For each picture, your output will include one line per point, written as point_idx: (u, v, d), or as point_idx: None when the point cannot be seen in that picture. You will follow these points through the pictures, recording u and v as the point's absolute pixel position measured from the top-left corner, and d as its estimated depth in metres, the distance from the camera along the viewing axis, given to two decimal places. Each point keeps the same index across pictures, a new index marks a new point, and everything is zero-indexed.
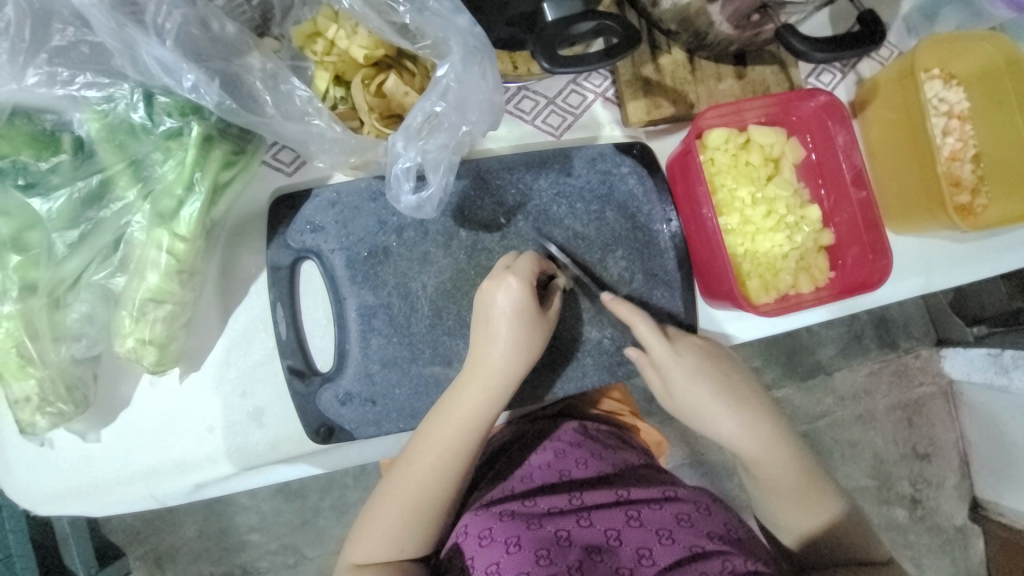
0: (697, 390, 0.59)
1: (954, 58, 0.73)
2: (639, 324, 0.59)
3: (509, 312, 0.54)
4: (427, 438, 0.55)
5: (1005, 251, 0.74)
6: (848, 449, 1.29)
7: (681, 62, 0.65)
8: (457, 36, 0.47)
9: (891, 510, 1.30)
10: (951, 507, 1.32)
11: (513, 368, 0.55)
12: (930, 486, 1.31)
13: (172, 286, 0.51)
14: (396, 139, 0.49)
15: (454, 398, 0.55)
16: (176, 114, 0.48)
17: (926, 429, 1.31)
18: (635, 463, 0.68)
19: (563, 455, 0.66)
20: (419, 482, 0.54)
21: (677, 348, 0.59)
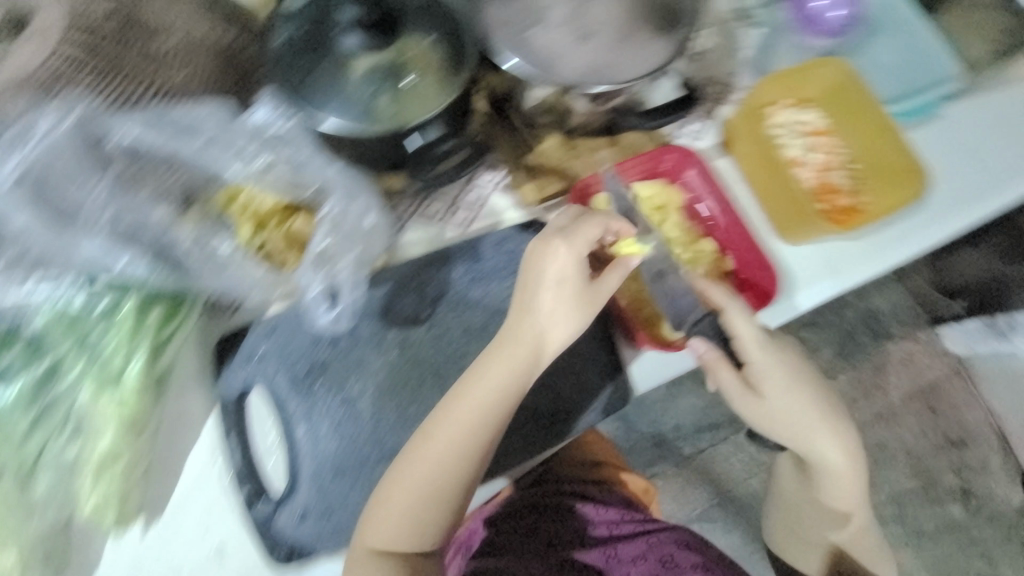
0: (809, 421, 0.67)
1: (802, 84, 0.79)
2: (737, 326, 0.64)
3: (553, 281, 0.57)
4: (439, 426, 0.57)
5: (899, 240, 0.79)
6: (878, 452, 1.36)
7: (558, 145, 0.74)
8: (332, 182, 0.60)
9: (945, 507, 1.35)
10: (1005, 490, 1.36)
11: (528, 346, 0.58)
12: (976, 472, 1.36)
13: (125, 443, 0.56)
14: (301, 277, 0.62)
15: (470, 385, 0.57)
16: (113, 291, 0.55)
17: (951, 413, 1.37)
18: (622, 508, 0.84)
19: (552, 515, 0.81)
20: (439, 460, 0.55)
21: (775, 352, 0.66)
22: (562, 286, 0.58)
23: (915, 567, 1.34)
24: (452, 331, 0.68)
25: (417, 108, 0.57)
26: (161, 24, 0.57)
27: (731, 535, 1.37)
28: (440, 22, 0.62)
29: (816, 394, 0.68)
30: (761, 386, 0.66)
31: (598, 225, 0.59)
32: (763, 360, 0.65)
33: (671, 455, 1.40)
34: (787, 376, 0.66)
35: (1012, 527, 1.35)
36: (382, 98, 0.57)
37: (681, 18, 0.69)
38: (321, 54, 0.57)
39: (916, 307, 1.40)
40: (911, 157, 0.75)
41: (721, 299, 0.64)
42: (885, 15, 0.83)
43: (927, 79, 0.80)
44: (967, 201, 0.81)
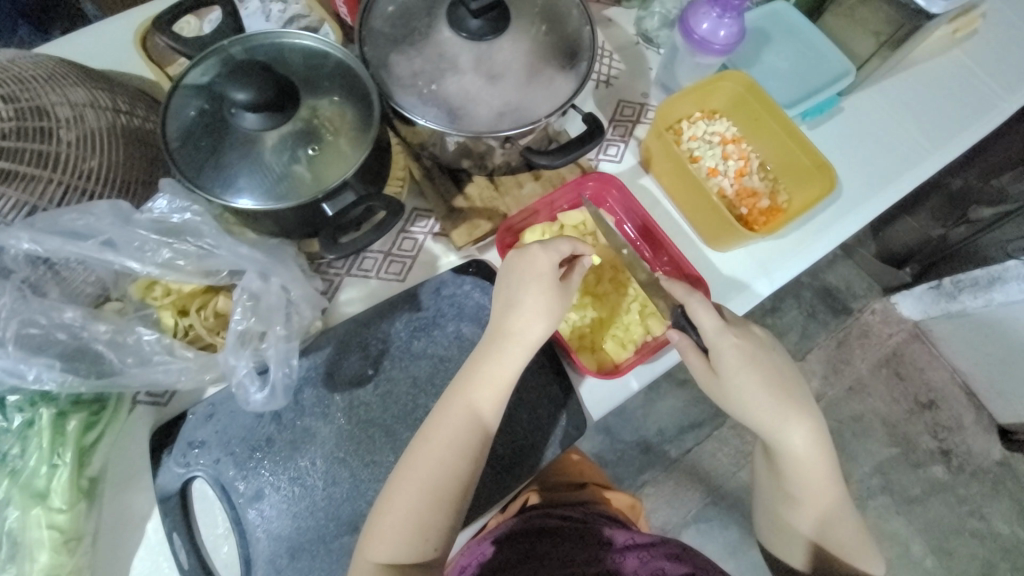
0: (770, 401, 0.64)
1: (710, 97, 0.85)
2: (698, 316, 0.63)
3: (533, 278, 0.61)
4: (438, 427, 0.58)
5: (823, 231, 0.82)
6: (856, 425, 1.39)
7: (484, 185, 0.77)
8: (242, 261, 0.59)
9: (928, 470, 1.38)
10: (983, 443, 1.40)
11: (520, 339, 0.60)
12: (951, 431, 1.41)
13: (60, 559, 0.53)
14: (225, 356, 0.58)
15: (464, 385, 0.59)
16: (27, 406, 0.54)
17: (918, 376, 1.43)
18: (613, 525, 0.77)
19: (543, 536, 0.74)
20: (439, 461, 0.56)
21: (732, 337, 0.63)
22: (541, 284, 0.60)
23: (912, 535, 1.34)
24: (400, 385, 0.67)
25: (336, 168, 0.61)
26: (64, 119, 0.58)
27: (729, 532, 1.36)
28: (339, 81, 0.65)
29: (773, 376, 0.64)
30: (721, 368, 0.64)
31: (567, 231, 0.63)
32: (723, 344, 0.63)
33: (660, 460, 1.40)
34: (744, 359, 0.63)
35: (997, 480, 1.38)
36: (298, 165, 0.60)
37: (581, 52, 0.70)
38: (227, 135, 0.59)
39: (867, 280, 1.46)
40: (817, 154, 0.78)
41: (682, 293, 0.64)
42: (773, 25, 0.88)
43: (823, 79, 0.85)
44: (884, 182, 0.85)
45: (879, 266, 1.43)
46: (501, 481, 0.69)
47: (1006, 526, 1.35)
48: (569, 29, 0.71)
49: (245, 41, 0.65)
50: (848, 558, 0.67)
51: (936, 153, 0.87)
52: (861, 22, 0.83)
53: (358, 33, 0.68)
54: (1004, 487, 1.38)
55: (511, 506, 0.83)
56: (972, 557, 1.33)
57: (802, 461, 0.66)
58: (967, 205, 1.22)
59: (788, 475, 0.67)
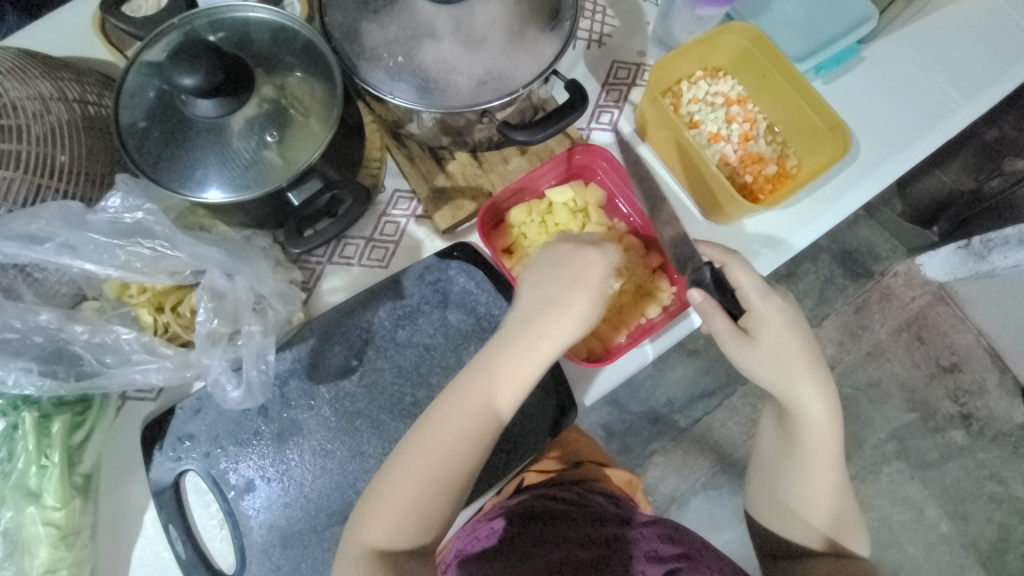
0: (799, 365, 0.60)
1: (712, 54, 0.78)
2: (736, 275, 0.61)
3: (579, 281, 0.57)
4: (453, 414, 0.53)
5: (835, 198, 0.76)
6: (872, 392, 1.35)
7: (467, 162, 0.73)
8: (211, 257, 0.58)
9: (947, 435, 1.34)
10: (1006, 407, 1.35)
11: (552, 334, 0.55)
12: (973, 395, 1.35)
13: (61, 553, 0.55)
14: (198, 356, 0.57)
15: (490, 369, 0.54)
16: (10, 410, 0.54)
17: (940, 339, 1.37)
18: (608, 508, 0.75)
19: (528, 523, 0.73)
20: (452, 446, 0.52)
21: (773, 300, 0.61)
22: (576, 285, 0.57)
23: (926, 500, 1.32)
24: (386, 376, 0.66)
25: (305, 151, 0.57)
26: (29, 115, 0.56)
27: (738, 499, 1.36)
28: (304, 55, 0.61)
29: (807, 341, 0.61)
30: (755, 329, 0.60)
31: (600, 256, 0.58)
32: (763, 306, 0.60)
33: (669, 430, 1.39)
34: (785, 321, 0.60)
35: (1020, 444, 1.34)
36: (267, 149, 0.57)
37: (563, 10, 0.64)
38: (187, 123, 0.56)
39: (890, 241, 1.38)
40: (829, 113, 0.71)
41: (720, 253, 0.63)
42: None
43: (841, 26, 0.77)
44: (904, 141, 0.78)
45: (903, 226, 1.34)
46: (493, 467, 0.68)
47: None
48: None
49: (204, 16, 0.61)
50: (843, 541, 0.64)
51: (966, 107, 0.79)
52: None
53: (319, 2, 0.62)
54: None
55: (506, 486, 0.82)
56: (988, 520, 1.31)
57: (816, 432, 0.62)
58: (1002, 156, 1.09)
59: (802, 450, 0.63)
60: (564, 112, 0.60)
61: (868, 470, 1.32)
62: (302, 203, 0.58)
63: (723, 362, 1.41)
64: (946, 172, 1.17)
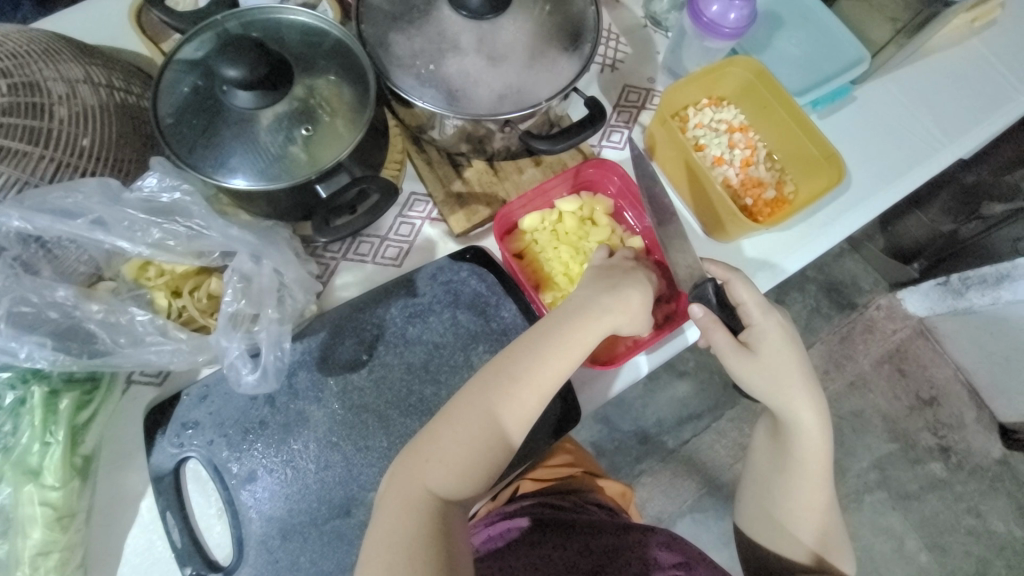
0: (795, 380, 0.63)
1: (717, 84, 0.83)
2: (738, 291, 0.64)
3: (634, 284, 0.61)
4: (522, 374, 0.54)
5: (829, 224, 0.81)
6: (855, 420, 1.38)
7: (483, 170, 0.75)
8: (235, 241, 0.59)
9: (926, 466, 1.37)
10: (982, 442, 1.40)
11: (610, 324, 0.58)
12: (951, 428, 1.40)
13: (55, 535, 0.54)
14: (218, 338, 0.58)
15: (558, 342, 0.56)
16: (19, 383, 0.54)
17: (920, 372, 1.42)
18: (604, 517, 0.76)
19: (526, 530, 0.73)
20: (507, 406, 0.53)
21: (775, 317, 0.64)
22: (631, 284, 0.61)
23: (907, 531, 1.34)
24: (394, 373, 0.67)
25: (332, 149, 0.60)
26: (59, 96, 0.57)
27: (724, 523, 1.37)
28: (335, 60, 0.63)
29: (805, 359, 0.64)
30: (755, 343, 0.63)
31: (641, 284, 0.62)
32: (764, 322, 0.63)
33: (657, 450, 1.40)
34: (783, 337, 0.63)
35: (996, 478, 1.38)
36: (293, 146, 0.59)
37: (585, 33, 0.68)
38: (221, 113, 0.58)
39: (872, 275, 1.44)
40: (825, 144, 0.76)
41: (724, 270, 0.65)
42: (785, 8, 0.85)
43: (836, 66, 0.83)
44: (893, 176, 0.83)
45: (885, 261, 1.40)
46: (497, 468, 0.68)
47: (1002, 524, 1.35)
48: (574, 10, 0.68)
49: (240, 16, 0.63)
50: (829, 556, 0.66)
51: (949, 147, 0.85)
52: (878, 8, 0.80)
53: (355, 10, 0.66)
54: (1003, 485, 1.37)
55: (502, 494, 0.82)
56: (966, 553, 1.33)
57: (808, 447, 0.64)
58: (979, 198, 1.19)
59: (791, 463, 0.66)
60: (585, 128, 0.64)
61: (851, 497, 1.34)
62: (329, 197, 0.59)
63: (714, 384, 1.44)
64: (926, 212, 1.27)
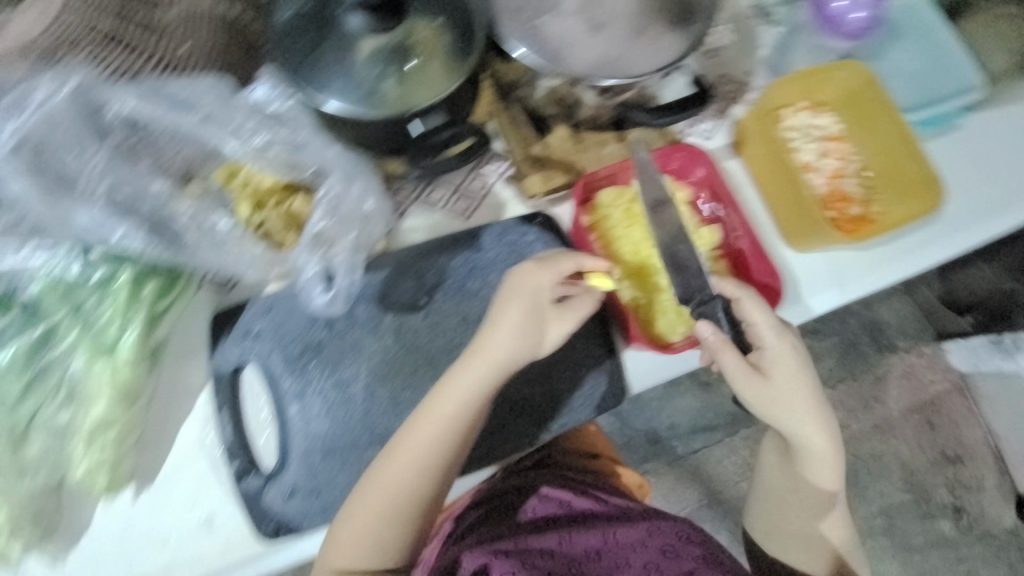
0: (809, 401, 0.59)
1: (817, 89, 0.80)
2: (750, 313, 0.60)
3: (518, 319, 0.56)
4: (418, 433, 0.54)
5: (912, 251, 0.77)
6: (873, 464, 1.33)
7: (566, 137, 0.73)
8: (336, 163, 0.61)
9: (935, 523, 1.33)
10: (996, 509, 1.33)
11: (486, 357, 0.55)
12: (969, 490, 1.34)
13: (118, 412, 0.56)
14: (300, 254, 0.61)
15: (451, 389, 0.55)
16: (108, 262, 0.55)
17: (950, 430, 1.35)
18: (622, 501, 0.76)
19: (547, 501, 0.74)
20: (406, 471, 0.53)
21: (788, 338, 0.60)
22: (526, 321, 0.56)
23: None
24: (448, 321, 0.68)
25: (424, 92, 0.58)
26: None
27: (718, 536, 1.36)
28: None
29: (819, 377, 0.60)
30: (767, 367, 0.59)
31: (593, 303, 0.60)
32: (777, 345, 0.59)
33: (665, 454, 1.39)
34: (797, 360, 0.59)
35: (1002, 547, 1.33)
36: (386, 82, 0.58)
37: (696, 11, 0.65)
38: (322, 43, 0.58)
39: (921, 321, 1.37)
40: (927, 166, 0.73)
41: (734, 286, 0.60)
42: (904, 22, 0.81)
43: (951, 89, 0.78)
44: (990, 214, 0.79)
45: (938, 309, 1.36)
46: (536, 436, 0.66)
47: None
48: None
49: None
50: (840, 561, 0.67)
51: None
52: None
53: None
54: (1009, 557, 1.33)
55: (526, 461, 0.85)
56: None
57: (821, 464, 0.62)
58: None
59: (800, 478, 0.65)
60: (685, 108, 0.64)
61: None
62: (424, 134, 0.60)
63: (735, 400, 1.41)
64: (992, 267, 1.25)
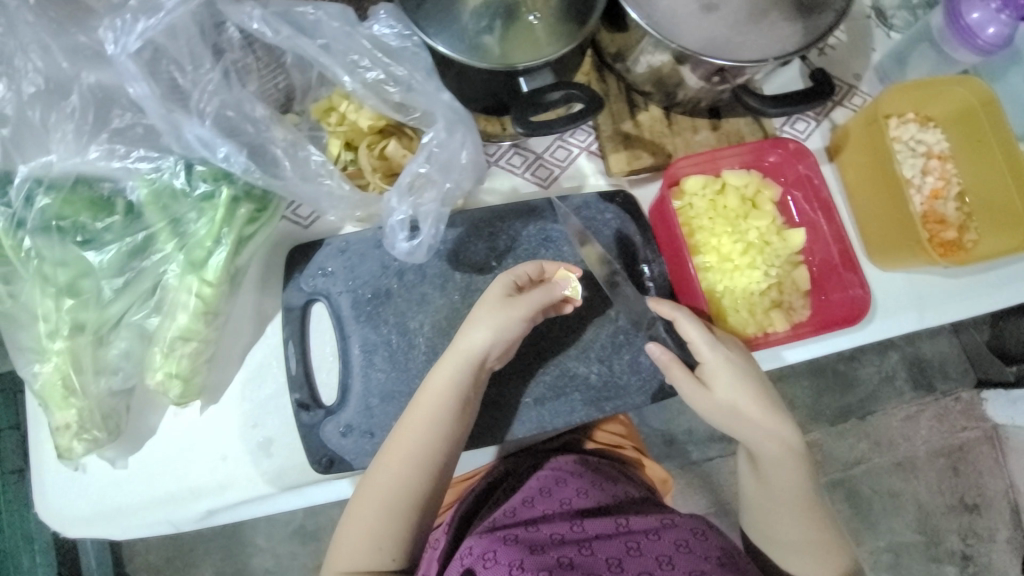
0: (755, 409, 0.59)
1: (928, 102, 0.75)
2: (688, 332, 0.60)
3: (488, 307, 0.57)
4: (406, 428, 0.55)
5: (1001, 285, 0.73)
6: (889, 501, 1.16)
7: (658, 118, 0.72)
8: (442, 109, 0.57)
9: (942, 570, 1.17)
10: (1006, 564, 1.17)
11: (460, 354, 0.56)
12: (982, 540, 1.17)
13: (198, 326, 0.58)
14: (391, 197, 0.57)
15: (431, 384, 0.56)
16: (210, 180, 0.57)
17: (973, 478, 1.18)
18: (639, 494, 0.67)
19: (562, 484, 0.66)
20: (398, 465, 0.54)
21: (726, 353, 0.60)
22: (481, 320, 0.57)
23: None
24: None
25: (527, 52, 0.56)
26: None
27: None
28: None
29: (763, 384, 0.60)
30: (710, 379, 0.60)
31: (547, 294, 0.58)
32: (715, 359, 0.60)
33: None
34: (736, 372, 0.60)
35: None
36: (490, 36, 0.56)
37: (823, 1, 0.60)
38: None
39: (964, 363, 1.18)
40: None
41: (671, 309, 0.60)
42: None
43: None
44: None
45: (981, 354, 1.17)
46: (589, 414, 0.66)
47: None
48: None
49: None
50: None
51: None
52: None
53: None
54: None
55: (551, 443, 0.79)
56: None
57: (782, 478, 0.60)
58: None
59: (770, 494, 0.61)
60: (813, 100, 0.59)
61: None
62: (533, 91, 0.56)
63: None
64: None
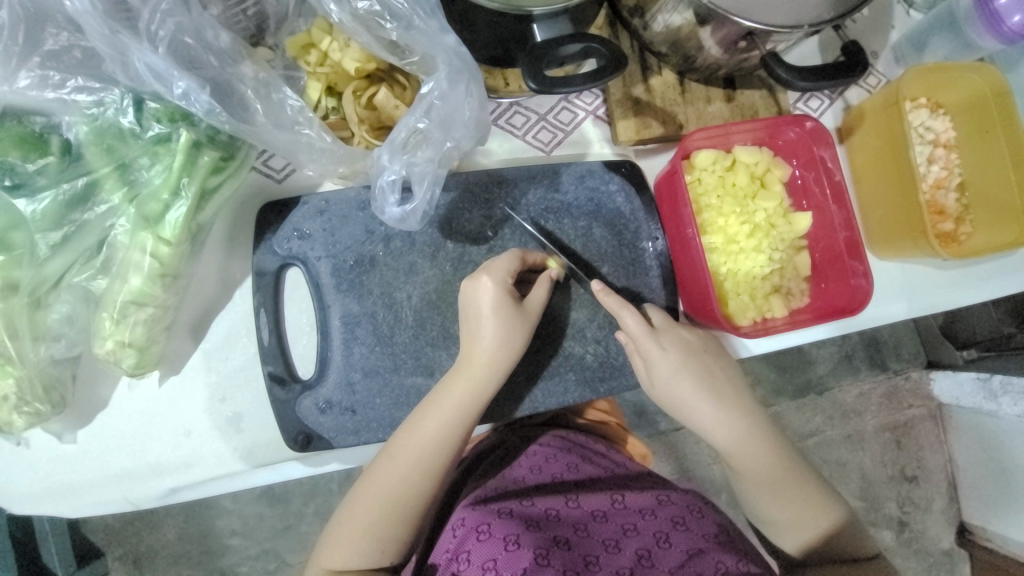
0: (693, 395, 0.59)
1: (941, 89, 0.72)
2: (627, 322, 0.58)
3: (489, 310, 0.54)
4: (413, 436, 0.53)
5: (984, 281, 0.74)
6: (838, 470, 1.22)
7: (671, 84, 0.66)
8: (445, 54, 0.49)
9: (878, 533, 1.24)
10: (937, 530, 1.26)
11: (474, 366, 0.54)
12: (918, 508, 1.25)
13: (154, 289, 0.52)
14: (381, 152, 0.51)
15: (443, 394, 0.54)
16: (166, 120, 0.49)
17: (915, 451, 1.24)
18: (630, 466, 0.67)
19: (551, 460, 0.64)
20: (403, 471, 0.53)
21: (665, 345, 0.59)
22: (492, 329, 0.54)
23: None
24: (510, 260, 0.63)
25: None
26: None
27: None
28: None
29: (708, 368, 0.60)
30: (662, 366, 0.59)
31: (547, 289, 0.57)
32: (658, 353, 0.58)
33: None
34: (683, 354, 0.59)
35: (935, 568, 1.26)
36: None
37: None
38: None
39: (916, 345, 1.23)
40: None
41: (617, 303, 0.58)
42: None
43: None
44: None
45: (935, 338, 1.20)
46: (579, 394, 0.64)
47: None
48: None
49: None
50: (846, 543, 0.59)
51: None
52: None
53: None
54: None
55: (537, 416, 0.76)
56: None
57: (754, 449, 0.59)
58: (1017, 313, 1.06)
59: (750, 470, 0.60)
60: (839, 77, 0.55)
61: None
62: (547, 41, 0.50)
63: None
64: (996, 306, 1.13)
